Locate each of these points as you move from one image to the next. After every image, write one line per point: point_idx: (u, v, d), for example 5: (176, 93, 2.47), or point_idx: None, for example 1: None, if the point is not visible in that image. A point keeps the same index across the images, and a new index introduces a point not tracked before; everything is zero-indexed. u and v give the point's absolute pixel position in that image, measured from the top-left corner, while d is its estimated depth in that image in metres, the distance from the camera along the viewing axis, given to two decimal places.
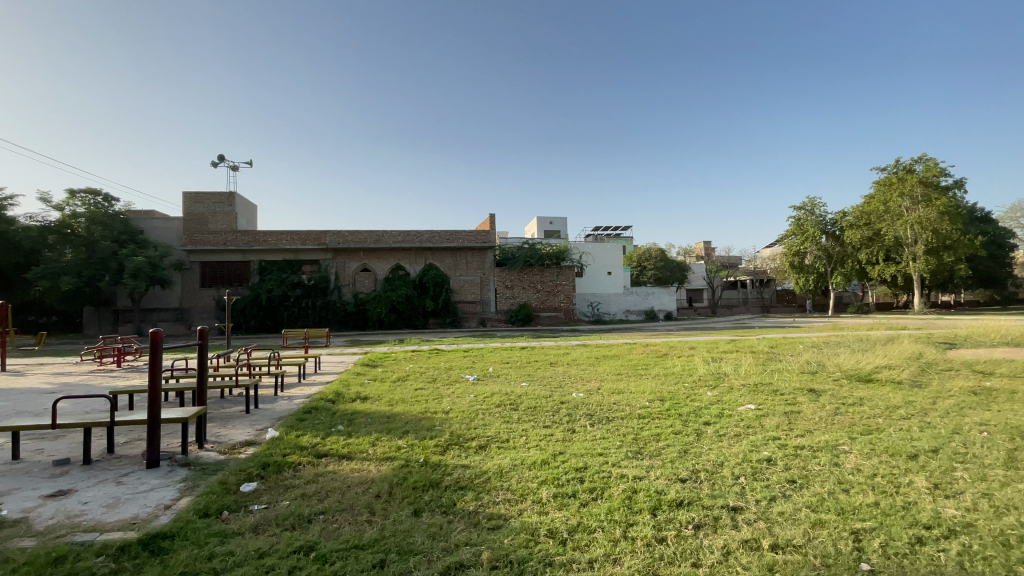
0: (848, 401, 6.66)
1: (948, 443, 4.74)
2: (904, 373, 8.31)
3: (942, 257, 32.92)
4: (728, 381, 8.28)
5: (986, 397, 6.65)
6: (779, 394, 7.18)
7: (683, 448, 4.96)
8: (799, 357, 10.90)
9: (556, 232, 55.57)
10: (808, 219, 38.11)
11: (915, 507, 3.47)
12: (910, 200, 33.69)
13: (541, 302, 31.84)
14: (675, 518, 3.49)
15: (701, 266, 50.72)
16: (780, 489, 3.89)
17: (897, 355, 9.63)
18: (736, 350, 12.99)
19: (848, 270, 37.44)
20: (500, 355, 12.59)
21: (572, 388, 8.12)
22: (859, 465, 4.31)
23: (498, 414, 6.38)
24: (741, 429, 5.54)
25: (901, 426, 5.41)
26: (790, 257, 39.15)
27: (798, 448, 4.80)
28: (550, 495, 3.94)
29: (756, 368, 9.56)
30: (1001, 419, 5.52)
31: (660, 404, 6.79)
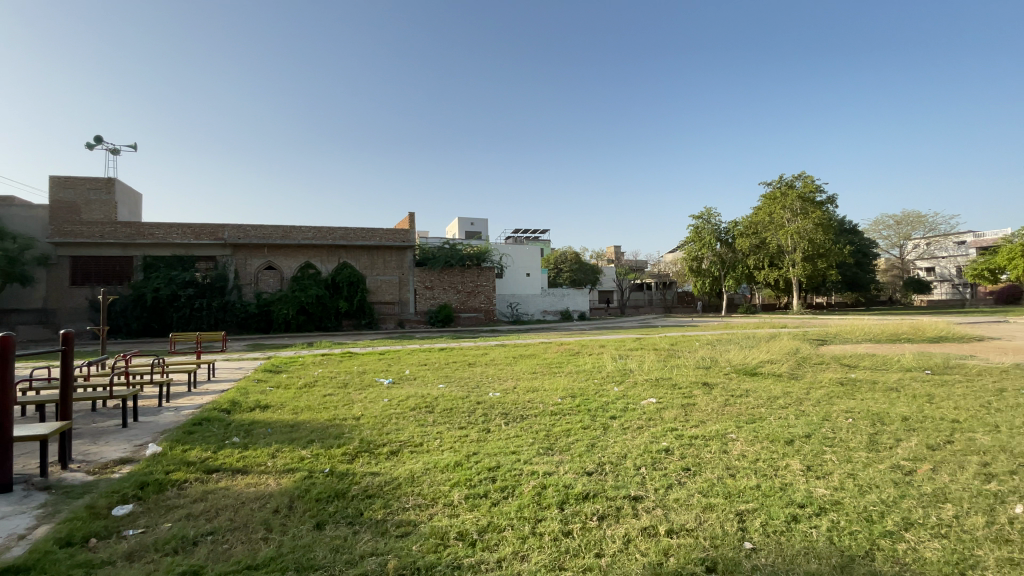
0: (737, 392, 7.32)
1: (820, 429, 5.35)
2: (783, 367, 9.31)
3: (816, 263, 36.97)
4: (634, 377, 8.78)
5: (850, 387, 7.63)
6: (678, 388, 7.73)
7: (591, 442, 5.16)
8: (696, 353, 11.85)
9: (476, 233, 55.68)
10: (705, 228, 41.56)
11: (791, 488, 3.88)
12: (790, 212, 37.82)
13: (461, 302, 31.63)
14: (582, 511, 3.61)
15: (613, 269, 53.30)
16: (677, 477, 4.16)
17: (778, 351, 10.78)
18: (642, 347, 13.80)
19: (739, 274, 41.40)
20: (417, 357, 12.35)
21: (488, 387, 8.16)
22: (744, 451, 4.74)
23: (412, 418, 6.23)
24: (644, 422, 5.87)
25: (779, 414, 6.05)
26: (690, 261, 42.48)
27: (693, 437, 5.19)
28: (462, 497, 3.90)
29: (658, 364, 10.23)
30: (862, 406, 6.35)
31: (571, 401, 7.02)
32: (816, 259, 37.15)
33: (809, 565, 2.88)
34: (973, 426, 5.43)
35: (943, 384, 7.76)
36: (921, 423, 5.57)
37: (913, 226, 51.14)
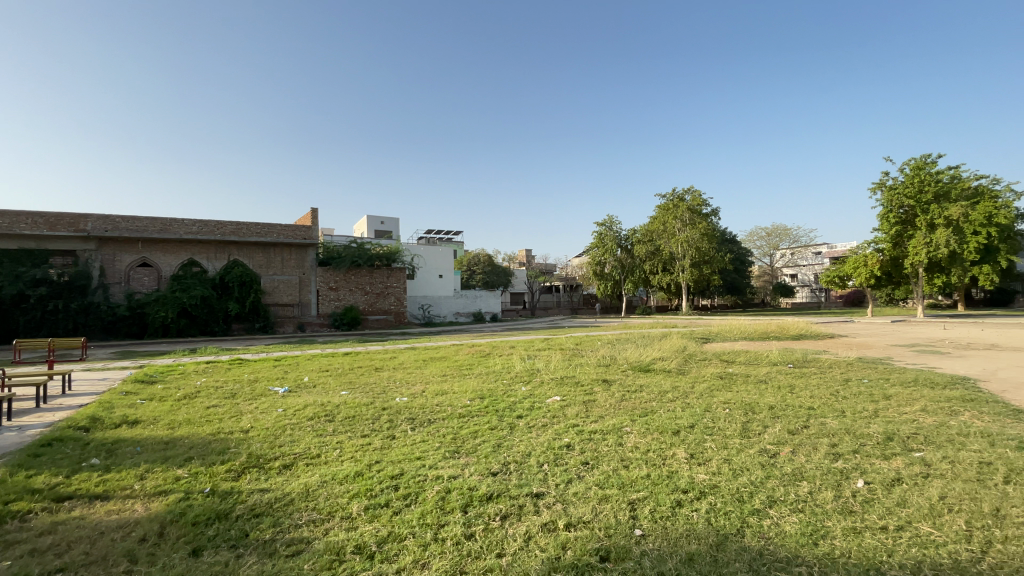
0: (634, 388, 7.81)
1: (703, 420, 5.89)
2: (673, 363, 10.11)
3: (702, 269, 40.82)
4: (540, 377, 9.02)
5: (728, 380, 8.50)
6: (581, 385, 8.09)
7: (497, 443, 5.21)
8: (597, 352, 12.51)
9: (386, 233, 54.02)
10: (608, 234, 44.00)
11: (677, 475, 4.22)
12: (681, 222, 41.35)
13: (369, 304, 30.40)
14: (485, 512, 3.62)
15: (524, 272, 54.42)
16: (577, 472, 4.34)
17: (669, 350, 11.73)
18: (548, 347, 14.27)
19: (637, 278, 44.40)
20: (318, 362, 11.67)
21: (395, 392, 7.92)
22: (637, 443, 5.07)
23: (309, 428, 5.87)
24: (548, 420, 6.05)
25: (669, 407, 6.56)
26: (595, 265, 44.72)
27: (593, 432, 5.44)
28: (361, 508, 3.74)
29: (563, 363, 10.63)
30: (737, 398, 7.10)
31: (480, 402, 7.04)
32: (702, 265, 41.10)
33: (690, 545, 3.15)
34: (823, 411, 6.31)
35: (800, 376, 8.93)
36: (784, 410, 6.36)
37: (780, 238, 58.45)
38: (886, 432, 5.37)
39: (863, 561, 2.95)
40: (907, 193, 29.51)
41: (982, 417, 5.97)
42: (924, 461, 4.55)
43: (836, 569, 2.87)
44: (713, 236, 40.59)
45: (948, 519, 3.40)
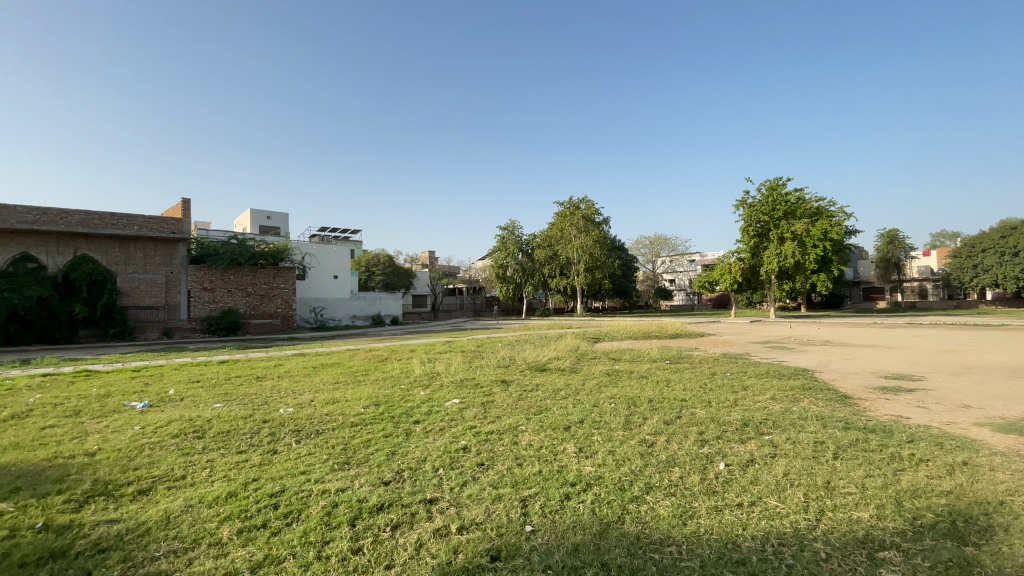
0: (530, 387, 8.05)
1: (591, 414, 6.25)
2: (568, 362, 10.59)
3: (595, 273, 43.47)
4: (440, 380, 8.94)
5: (615, 377, 9.12)
6: (479, 387, 8.15)
7: (391, 450, 5.05)
8: (497, 353, 12.72)
9: (273, 229, 49.92)
10: (509, 238, 44.94)
11: (566, 469, 4.42)
12: (576, 229, 43.67)
13: (252, 307, 27.79)
14: (374, 524, 3.49)
15: (426, 274, 53.58)
16: (472, 473, 4.36)
17: (564, 350, 12.29)
18: (449, 350, 14.22)
19: (536, 281, 45.91)
20: (190, 373, 10.42)
21: (279, 403, 7.34)
22: (530, 440, 5.23)
23: (174, 447, 5.20)
24: (445, 423, 6.01)
25: (562, 404, 6.86)
26: (497, 268, 45.42)
27: (489, 433, 5.51)
28: (234, 531, 3.39)
29: (463, 365, 10.64)
30: (624, 393, 7.63)
31: (375, 409, 6.77)
32: (595, 270, 43.72)
33: (576, 536, 3.31)
34: (694, 403, 7.03)
35: (677, 371, 9.84)
36: (662, 403, 6.97)
37: (662, 247, 64.26)
38: (744, 419, 6.13)
39: (722, 536, 3.32)
40: (764, 210, 34.00)
41: (816, 403, 7.07)
42: (771, 442, 5.27)
43: (700, 545, 3.20)
44: (605, 243, 43.22)
45: (790, 493, 3.96)
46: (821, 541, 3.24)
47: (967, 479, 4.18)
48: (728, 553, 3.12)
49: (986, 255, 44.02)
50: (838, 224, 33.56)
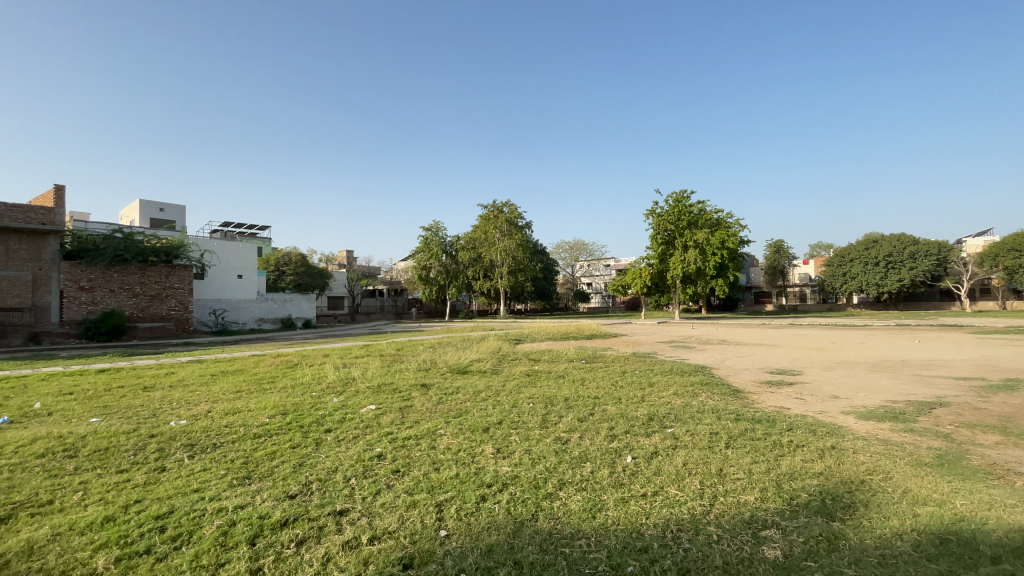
0: (450, 390, 8.00)
1: (510, 415, 6.34)
2: (488, 364, 10.66)
3: (518, 276, 44.38)
4: (355, 386, 8.59)
5: (534, 377, 9.31)
6: (397, 392, 7.94)
7: (298, 462, 4.77)
8: (417, 357, 12.47)
9: (168, 222, 45.17)
10: (433, 239, 44.01)
11: (483, 470, 4.45)
12: (500, 233, 44.55)
13: (139, 309, 24.89)
14: (277, 541, 3.28)
15: (343, 274, 51.33)
16: (385, 481, 4.25)
17: (485, 352, 12.33)
18: (366, 354, 13.72)
19: (460, 283, 45.30)
20: (58, 384, 9.10)
21: (172, 415, 6.66)
22: (448, 444, 5.19)
23: (36, 469, 4.51)
24: (360, 430, 5.78)
25: (481, 406, 6.88)
26: (420, 270, 44.36)
27: (406, 438, 5.40)
28: (111, 560, 3.03)
29: (381, 369, 10.33)
30: (542, 393, 7.80)
31: (281, 419, 6.36)
32: (518, 273, 44.59)
33: (490, 537, 3.34)
34: (606, 400, 7.37)
35: (591, 371, 10.26)
36: (577, 401, 7.25)
37: (581, 251, 66.89)
38: (650, 414, 6.54)
39: (628, 526, 3.52)
40: (671, 220, 36.53)
41: (714, 397, 7.71)
42: (673, 435, 5.67)
43: (607, 536, 3.37)
44: (527, 247, 44.69)
45: (688, 481, 4.29)
46: (713, 524, 3.55)
47: (834, 461, 4.78)
48: (633, 541, 3.31)
49: (852, 265, 50.73)
50: (734, 235, 36.95)
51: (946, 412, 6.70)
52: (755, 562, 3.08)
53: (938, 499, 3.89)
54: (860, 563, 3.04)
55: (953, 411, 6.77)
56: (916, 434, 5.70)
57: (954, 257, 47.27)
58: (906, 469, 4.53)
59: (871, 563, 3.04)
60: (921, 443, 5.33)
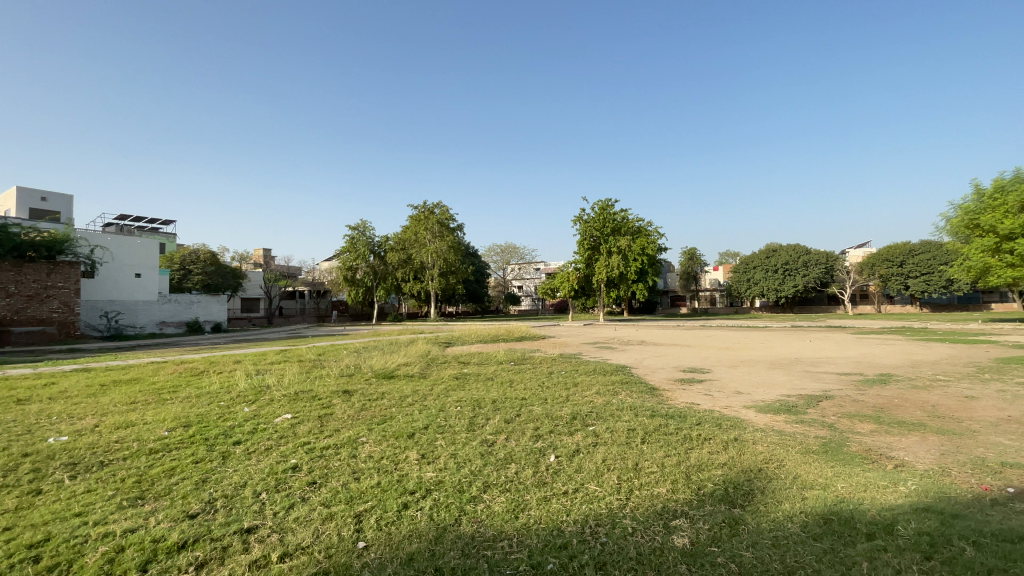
0: (374, 396, 7.74)
1: (436, 419, 6.25)
2: (416, 368, 10.46)
3: (449, 279, 44.03)
4: (270, 394, 8.07)
5: (462, 380, 9.27)
6: (317, 399, 7.57)
7: (202, 478, 4.39)
8: (340, 362, 11.98)
9: (51, 214, 40.07)
10: (360, 239, 42.58)
11: (406, 477, 4.35)
12: (431, 234, 44.03)
13: (13, 311, 21.73)
14: (173, 566, 3.00)
15: (259, 274, 48.28)
16: (300, 494, 4.03)
17: (412, 355, 12.10)
18: (283, 360, 12.96)
19: (389, 285, 43.81)
20: None
21: (50, 431, 5.88)
22: (370, 451, 5.02)
23: None
24: (273, 442, 5.43)
25: (406, 411, 6.72)
26: (344, 270, 42.40)
27: (324, 448, 5.15)
28: None
29: (299, 376, 9.79)
30: (469, 396, 7.75)
31: (183, 431, 5.82)
32: (449, 275, 44.25)
33: (411, 545, 3.27)
34: (532, 401, 7.50)
35: (519, 372, 10.41)
36: (504, 403, 7.30)
37: (511, 254, 67.72)
38: (574, 413, 6.74)
39: (549, 523, 3.60)
40: (596, 226, 37.99)
41: (633, 395, 8.10)
42: (594, 432, 5.88)
43: (529, 536, 3.42)
44: (459, 249, 44.55)
45: (607, 477, 4.47)
46: (629, 517, 3.72)
47: (736, 451, 5.20)
48: (553, 539, 3.39)
49: (755, 272, 55.52)
50: (654, 241, 39.11)
51: (830, 404, 7.52)
52: (665, 551, 3.26)
53: (823, 482, 4.35)
54: (757, 545, 3.32)
55: (836, 403, 7.61)
56: (805, 425, 6.34)
57: (839, 265, 53.16)
58: (797, 457, 5.02)
59: (766, 545, 3.32)
60: (810, 433, 5.94)
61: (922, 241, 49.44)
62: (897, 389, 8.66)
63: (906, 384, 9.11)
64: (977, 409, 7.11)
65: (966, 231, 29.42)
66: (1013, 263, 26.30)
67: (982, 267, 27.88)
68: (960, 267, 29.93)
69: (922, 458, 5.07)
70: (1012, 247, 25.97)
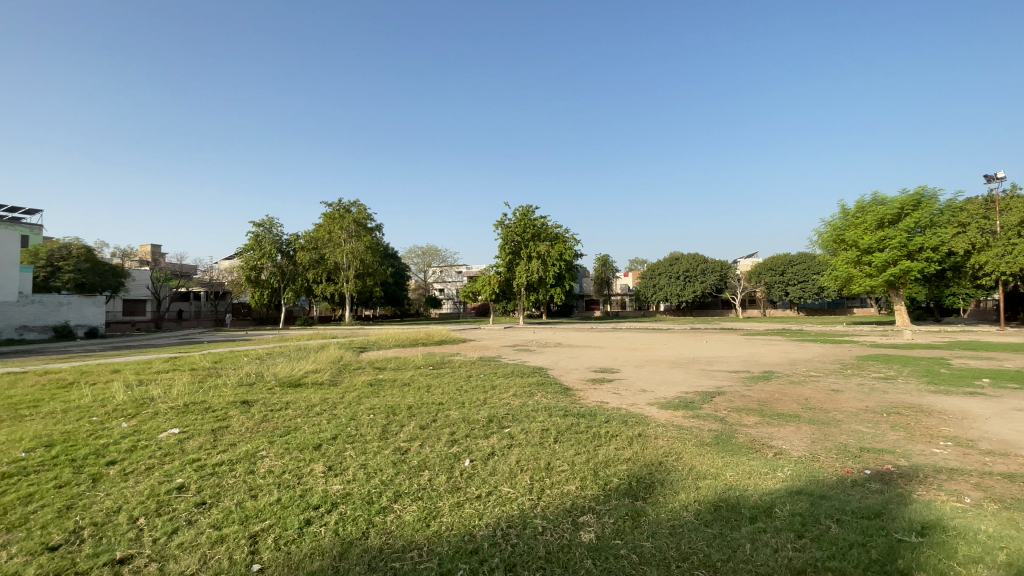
0: (278, 406, 7.23)
1: (346, 429, 5.96)
2: (326, 375, 9.91)
3: (366, 280, 42.51)
4: (154, 407, 7.22)
5: (377, 386, 8.95)
6: (210, 411, 6.91)
7: (64, 504, 3.82)
8: (240, 369, 11.08)
9: None
10: (266, 236, 39.52)
11: (310, 492, 4.10)
12: (346, 233, 42.24)
13: None
14: None
15: (146, 272, 43.49)
16: (187, 516, 3.65)
17: (322, 361, 11.50)
18: (172, 368, 11.67)
19: (298, 286, 41.15)
20: None
21: None
22: (270, 466, 4.67)
23: None
24: (155, 460, 4.86)
25: (313, 421, 6.34)
26: (247, 270, 38.98)
27: (217, 465, 4.71)
28: None
29: (190, 386, 8.87)
30: (382, 403, 7.49)
31: (41, 452, 5.02)
32: (366, 277, 42.70)
33: (312, 564, 3.09)
34: (448, 405, 7.42)
35: (437, 377, 10.25)
36: (419, 408, 7.15)
37: (432, 257, 66.82)
38: (490, 416, 6.78)
39: (460, 530, 3.56)
40: (517, 231, 38.65)
41: (547, 395, 8.33)
42: (510, 434, 5.95)
43: (439, 543, 3.37)
44: (376, 250, 43.16)
45: (520, 478, 4.53)
46: (539, 517, 3.80)
47: (638, 446, 5.53)
48: (464, 545, 3.37)
49: (661, 278, 59.43)
50: (571, 248, 40.52)
51: (721, 399, 8.25)
52: (573, 547, 3.37)
53: (714, 472, 4.74)
54: (656, 535, 3.54)
55: (727, 398, 8.37)
56: (700, 419, 6.91)
57: (732, 273, 58.68)
58: (692, 449, 5.43)
59: (664, 534, 3.55)
60: (704, 426, 6.47)
61: (800, 253, 55.94)
62: (777, 385, 9.70)
63: (785, 379, 10.25)
64: (841, 401, 8.17)
65: (833, 245, 33.77)
66: (870, 274, 30.57)
67: (846, 277, 32.14)
68: (829, 277, 34.26)
69: (796, 445, 5.72)
70: (869, 260, 30.20)
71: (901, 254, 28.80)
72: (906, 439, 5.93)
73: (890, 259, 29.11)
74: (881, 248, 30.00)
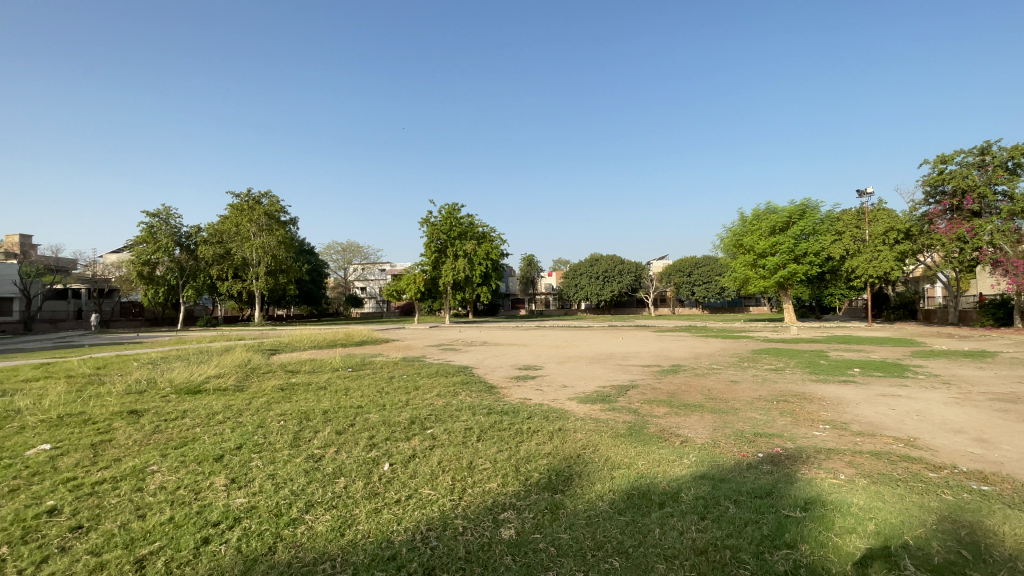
0: (172, 416, 6.56)
1: (252, 437, 5.54)
2: (230, 380, 9.14)
3: (278, 277, 39.87)
4: (20, 420, 6.25)
5: (289, 391, 8.40)
6: (90, 424, 6.10)
7: None
8: (129, 376, 9.92)
9: None
10: (162, 228, 35.86)
11: (208, 508, 3.76)
12: (256, 226, 39.31)
13: None
14: None
15: (12, 266, 37.52)
16: (60, 542, 3.21)
17: (227, 365, 10.62)
18: (43, 376, 10.21)
19: (199, 283, 37.65)
20: None
21: None
22: (163, 482, 4.22)
23: None
24: (22, 480, 4.23)
25: (215, 431, 5.83)
26: (139, 265, 35.19)
27: (98, 483, 4.19)
28: None
29: (65, 395, 7.78)
30: (295, 409, 7.06)
31: None
32: (278, 274, 40.01)
33: None
34: (368, 408, 7.17)
35: (356, 379, 9.83)
36: (336, 413, 6.83)
37: (353, 254, 64.24)
38: (412, 417, 6.64)
39: (378, 536, 3.45)
40: (443, 230, 38.10)
41: (471, 394, 8.31)
42: (432, 436, 5.84)
43: (355, 552, 3.23)
44: (291, 245, 40.60)
45: (441, 479, 4.47)
46: (460, 517, 3.78)
47: (558, 441, 5.68)
48: (381, 552, 3.26)
49: (583, 278, 61.64)
50: (497, 247, 40.63)
51: (635, 392, 8.72)
52: (493, 545, 3.38)
53: (627, 462, 4.99)
54: (573, 526, 3.66)
55: (640, 391, 8.84)
56: (615, 411, 7.27)
57: (646, 274, 62.28)
58: (608, 441, 5.67)
59: (580, 524, 3.68)
60: (619, 419, 6.80)
61: (705, 255, 60.53)
62: (684, 377, 10.44)
63: (691, 372, 11.03)
64: (739, 391, 8.95)
65: (734, 248, 36.89)
66: (764, 276, 33.74)
67: (744, 278, 35.21)
68: (730, 278, 37.34)
69: (700, 433, 6.19)
70: (763, 263, 33.38)
71: (789, 258, 32.07)
72: (792, 425, 6.61)
73: (781, 263, 32.31)
74: (773, 252, 33.20)
